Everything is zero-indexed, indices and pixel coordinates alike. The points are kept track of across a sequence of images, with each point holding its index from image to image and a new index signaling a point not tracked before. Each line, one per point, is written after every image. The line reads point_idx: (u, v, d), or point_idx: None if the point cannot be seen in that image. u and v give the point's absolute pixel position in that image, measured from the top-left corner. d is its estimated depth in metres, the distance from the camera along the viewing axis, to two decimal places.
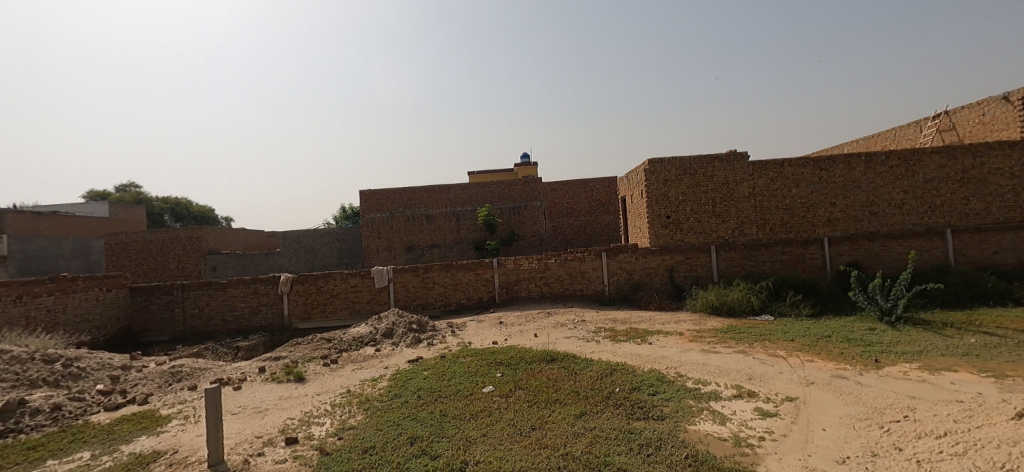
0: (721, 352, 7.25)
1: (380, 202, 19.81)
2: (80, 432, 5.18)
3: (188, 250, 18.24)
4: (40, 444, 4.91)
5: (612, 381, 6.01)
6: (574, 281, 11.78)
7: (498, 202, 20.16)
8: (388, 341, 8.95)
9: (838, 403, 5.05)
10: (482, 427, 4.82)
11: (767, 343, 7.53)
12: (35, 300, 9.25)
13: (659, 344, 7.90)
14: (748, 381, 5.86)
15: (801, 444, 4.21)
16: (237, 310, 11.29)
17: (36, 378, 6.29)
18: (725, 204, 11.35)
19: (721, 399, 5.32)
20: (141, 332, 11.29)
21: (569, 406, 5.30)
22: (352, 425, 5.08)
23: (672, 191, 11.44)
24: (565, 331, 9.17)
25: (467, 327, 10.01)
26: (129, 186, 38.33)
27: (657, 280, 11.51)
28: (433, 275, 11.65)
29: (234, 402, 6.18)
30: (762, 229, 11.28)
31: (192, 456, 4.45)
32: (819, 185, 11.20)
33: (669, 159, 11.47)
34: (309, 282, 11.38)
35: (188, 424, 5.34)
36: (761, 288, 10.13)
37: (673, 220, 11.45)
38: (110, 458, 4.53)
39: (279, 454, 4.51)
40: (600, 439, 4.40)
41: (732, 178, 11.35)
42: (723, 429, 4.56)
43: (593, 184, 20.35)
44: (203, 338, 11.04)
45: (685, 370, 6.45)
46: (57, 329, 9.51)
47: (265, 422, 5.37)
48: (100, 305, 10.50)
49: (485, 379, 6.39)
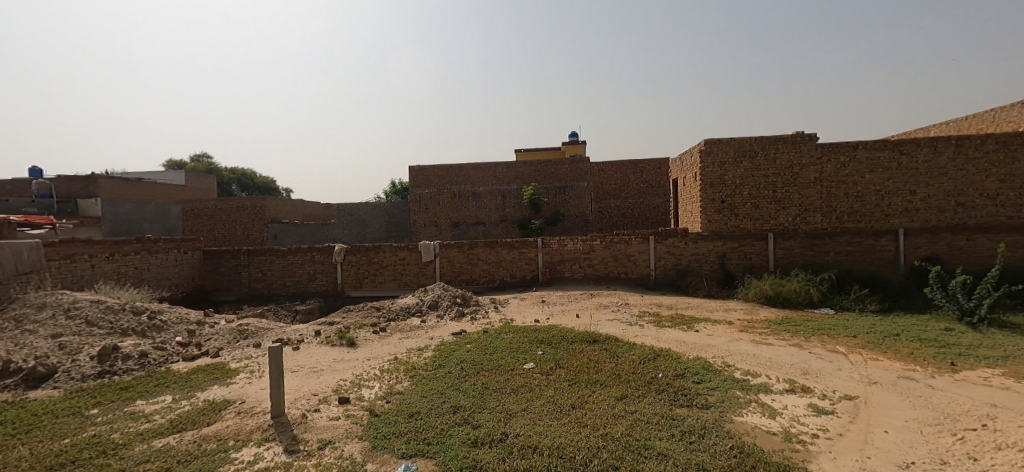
0: (774, 344, 6.93)
1: (428, 178, 20.19)
2: (163, 377, 5.76)
3: (254, 219, 19.49)
4: (132, 385, 5.52)
5: (656, 366, 5.91)
6: (618, 264, 11.59)
7: (543, 181, 20.03)
8: (433, 313, 9.26)
9: (903, 405, 4.73)
10: (522, 402, 4.90)
11: (826, 337, 7.12)
12: (124, 258, 10.23)
13: (707, 332, 7.68)
14: (803, 376, 5.58)
15: (859, 445, 3.98)
16: (296, 276, 12.00)
17: (127, 328, 7.05)
18: (788, 189, 10.65)
19: (772, 392, 5.11)
20: (212, 292, 12.28)
21: (610, 387, 5.28)
22: (399, 391, 5.33)
23: (729, 174, 10.88)
24: (607, 313, 9.08)
25: (510, 304, 10.16)
26: (201, 156, 41.15)
27: (707, 267, 11.11)
28: (478, 252, 11.82)
29: (293, 361, 6.64)
30: (827, 217, 10.52)
31: (257, 407, 4.85)
32: (897, 171, 10.25)
33: (727, 140, 10.90)
34: (361, 253, 11.87)
35: (253, 378, 5.79)
36: (822, 280, 9.52)
37: (728, 205, 10.91)
38: (188, 402, 5.03)
39: (333, 412, 4.82)
40: (641, 423, 4.38)
41: (797, 162, 10.60)
42: (772, 423, 4.39)
43: (643, 165, 19.57)
44: (265, 300, 11.86)
45: (733, 360, 6.22)
46: (143, 284, 10.57)
47: (320, 381, 5.74)
48: (178, 265, 11.52)
49: (526, 356, 6.46)
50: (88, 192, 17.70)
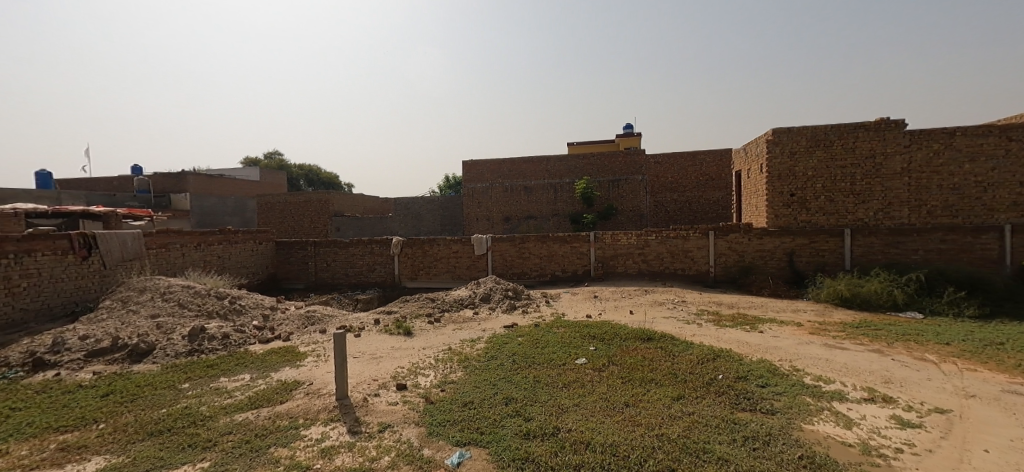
0: (849, 349, 6.39)
1: (481, 172, 20.47)
2: (243, 357, 6.29)
3: (319, 212, 20.71)
4: (216, 363, 6.07)
5: (716, 367, 5.65)
6: (675, 260, 11.17)
7: (596, 175, 19.69)
8: (485, 305, 9.40)
9: (1007, 422, 4.20)
10: (575, 397, 4.86)
11: (912, 343, 6.47)
12: (209, 247, 11.24)
13: (772, 333, 7.22)
14: (884, 385, 5.11)
15: (952, 464, 3.58)
16: (357, 267, 12.62)
17: (213, 311, 7.76)
18: (868, 181, 9.76)
19: (847, 400, 4.72)
20: (282, 280, 13.22)
21: (666, 387, 5.11)
22: (453, 380, 5.46)
23: (800, 165, 10.12)
24: (662, 310, 8.79)
25: (561, 298, 10.10)
26: (274, 154, 44.39)
27: (773, 264, 10.44)
28: (530, 246, 11.84)
29: (355, 347, 7.01)
30: (915, 212, 9.53)
31: (323, 389, 5.16)
32: (1004, 159, 9.07)
33: (798, 129, 10.14)
34: (417, 245, 12.27)
35: (319, 361, 6.17)
36: (908, 281, 8.64)
37: (798, 199, 10.17)
38: (264, 381, 5.45)
39: (392, 397, 5.03)
40: (700, 425, 4.20)
41: (881, 151, 9.66)
42: (847, 433, 4.06)
43: (703, 157, 18.67)
44: (329, 289, 12.59)
45: (803, 364, 5.81)
46: (225, 271, 11.58)
47: (380, 368, 6.01)
48: (254, 255, 12.50)
49: (578, 352, 6.39)
50: (179, 187, 19.77)
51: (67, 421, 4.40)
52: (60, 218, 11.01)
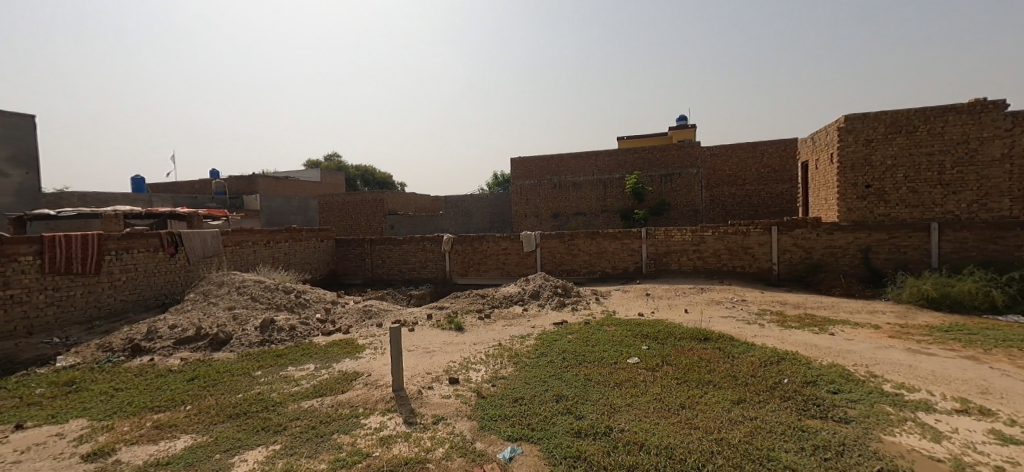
0: (937, 355, 5.79)
1: (529, 169, 20.50)
2: (308, 348, 6.69)
3: (374, 211, 21.59)
4: (285, 353, 6.50)
5: (781, 370, 5.31)
6: (733, 257, 10.61)
7: (647, 170, 19.13)
8: (535, 302, 9.41)
9: None
10: (627, 397, 4.75)
11: (1014, 350, 5.76)
12: (277, 245, 12.06)
13: (845, 336, 6.69)
14: (980, 396, 4.58)
15: None
16: (410, 263, 13.05)
17: (281, 304, 8.32)
18: (959, 170, 8.79)
19: (935, 411, 4.28)
20: (342, 276, 13.93)
21: (725, 389, 4.87)
22: (504, 376, 5.51)
23: (877, 154, 9.29)
24: (720, 309, 8.39)
25: (612, 296, 9.92)
26: (333, 156, 46.83)
27: (844, 261, 9.66)
28: (580, 242, 11.70)
29: (409, 341, 7.25)
30: (1017, 203, 8.47)
31: (380, 380, 5.38)
32: None
33: (875, 114, 9.30)
34: (467, 243, 12.49)
35: (377, 354, 6.44)
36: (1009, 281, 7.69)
37: (875, 191, 9.35)
38: (326, 371, 5.77)
39: (444, 390, 5.15)
40: (763, 431, 3.97)
41: (975, 136, 8.67)
42: (936, 447, 3.67)
43: (764, 148, 17.59)
44: (385, 284, 13.11)
45: (881, 370, 5.33)
46: (291, 267, 12.38)
47: (433, 361, 6.17)
48: (316, 251, 13.26)
49: (631, 350, 6.24)
50: (251, 188, 21.32)
51: (160, 402, 4.88)
52: (151, 219, 12.21)
